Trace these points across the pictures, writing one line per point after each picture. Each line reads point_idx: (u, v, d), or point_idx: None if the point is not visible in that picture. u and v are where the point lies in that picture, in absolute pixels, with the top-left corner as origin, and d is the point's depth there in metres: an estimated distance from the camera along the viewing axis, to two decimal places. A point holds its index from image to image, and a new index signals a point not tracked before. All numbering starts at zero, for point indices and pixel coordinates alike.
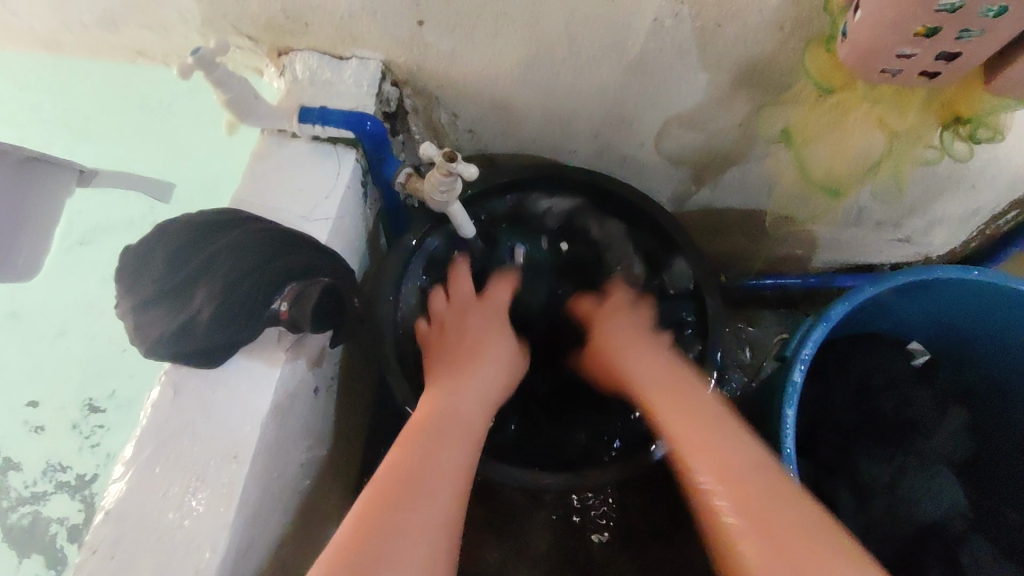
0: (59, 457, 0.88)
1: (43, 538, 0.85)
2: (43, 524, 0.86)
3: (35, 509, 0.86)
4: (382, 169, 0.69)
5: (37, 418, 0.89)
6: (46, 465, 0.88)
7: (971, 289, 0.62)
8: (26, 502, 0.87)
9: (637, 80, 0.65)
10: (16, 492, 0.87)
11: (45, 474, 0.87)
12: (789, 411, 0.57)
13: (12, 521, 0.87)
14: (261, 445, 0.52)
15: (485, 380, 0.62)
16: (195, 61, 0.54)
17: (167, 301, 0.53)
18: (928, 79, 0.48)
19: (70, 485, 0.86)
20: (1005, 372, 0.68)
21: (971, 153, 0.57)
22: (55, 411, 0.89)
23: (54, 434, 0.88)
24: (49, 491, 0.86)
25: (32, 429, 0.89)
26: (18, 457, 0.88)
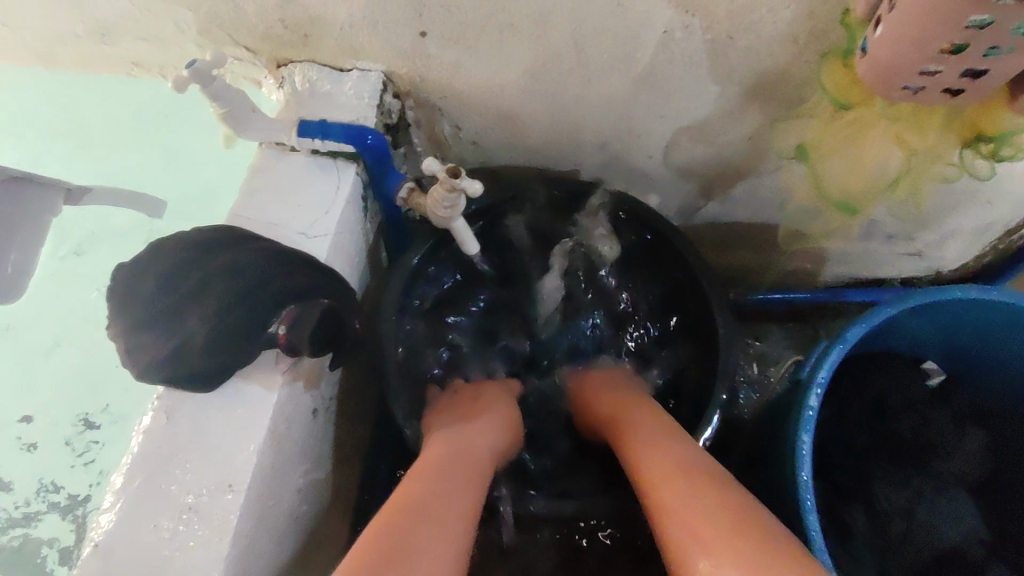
0: (51, 477, 0.85)
1: (33, 559, 0.83)
2: (34, 545, 0.83)
3: (26, 530, 0.83)
4: (384, 182, 0.67)
5: (29, 434, 0.85)
6: (39, 485, 0.85)
7: (991, 309, 0.60)
8: (16, 523, 0.84)
9: (645, 93, 0.63)
10: (6, 512, 0.84)
11: (37, 493, 0.84)
12: (806, 436, 0.55)
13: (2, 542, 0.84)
14: (257, 473, 0.50)
15: (498, 426, 0.61)
16: (191, 74, 0.53)
17: (156, 325, 0.49)
18: (951, 97, 0.46)
19: (62, 505, 0.83)
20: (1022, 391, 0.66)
21: (993, 170, 0.55)
22: (46, 427, 0.86)
23: (47, 451, 0.85)
24: (41, 511, 0.84)
25: (24, 447, 0.85)
26: (7, 476, 0.85)
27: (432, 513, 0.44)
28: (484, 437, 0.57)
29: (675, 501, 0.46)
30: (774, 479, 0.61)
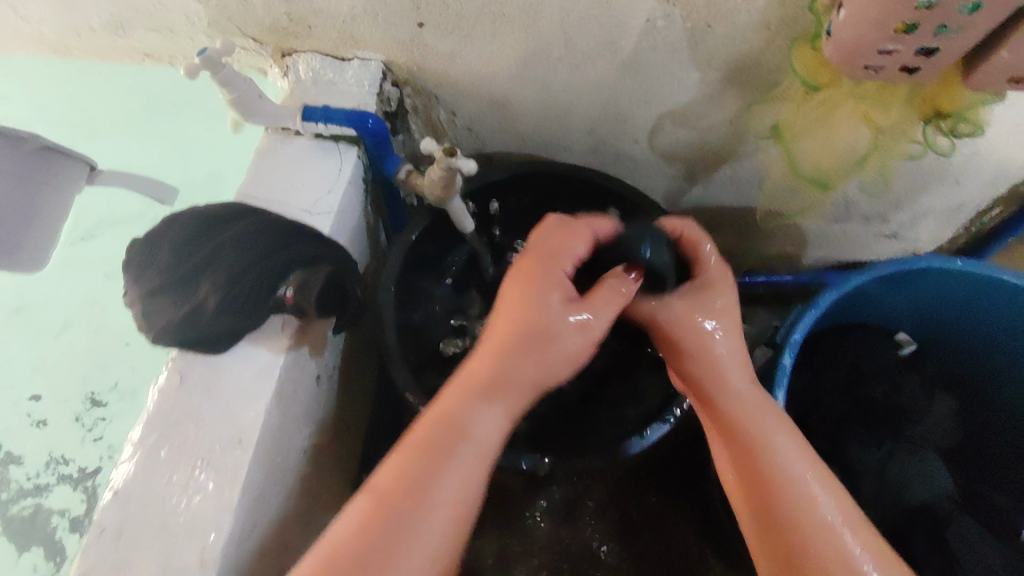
0: (61, 450, 0.89)
1: (45, 527, 0.86)
2: (45, 514, 0.87)
3: (38, 500, 0.87)
4: (383, 165, 0.70)
5: (40, 410, 0.90)
6: (50, 458, 0.89)
7: (956, 281, 0.64)
8: (27, 494, 0.88)
9: (630, 78, 0.67)
10: (17, 484, 0.88)
11: (47, 466, 0.89)
12: (779, 393, 0.58)
13: (14, 512, 0.88)
14: (265, 429, 0.53)
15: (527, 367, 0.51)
16: (202, 61, 0.57)
17: (175, 288, 0.54)
18: (910, 74, 0.50)
19: (72, 477, 0.88)
20: (992, 361, 0.70)
21: (953, 147, 0.59)
22: (56, 404, 0.91)
23: (57, 425, 0.90)
24: (51, 482, 0.88)
25: (34, 423, 0.90)
26: (19, 450, 0.89)
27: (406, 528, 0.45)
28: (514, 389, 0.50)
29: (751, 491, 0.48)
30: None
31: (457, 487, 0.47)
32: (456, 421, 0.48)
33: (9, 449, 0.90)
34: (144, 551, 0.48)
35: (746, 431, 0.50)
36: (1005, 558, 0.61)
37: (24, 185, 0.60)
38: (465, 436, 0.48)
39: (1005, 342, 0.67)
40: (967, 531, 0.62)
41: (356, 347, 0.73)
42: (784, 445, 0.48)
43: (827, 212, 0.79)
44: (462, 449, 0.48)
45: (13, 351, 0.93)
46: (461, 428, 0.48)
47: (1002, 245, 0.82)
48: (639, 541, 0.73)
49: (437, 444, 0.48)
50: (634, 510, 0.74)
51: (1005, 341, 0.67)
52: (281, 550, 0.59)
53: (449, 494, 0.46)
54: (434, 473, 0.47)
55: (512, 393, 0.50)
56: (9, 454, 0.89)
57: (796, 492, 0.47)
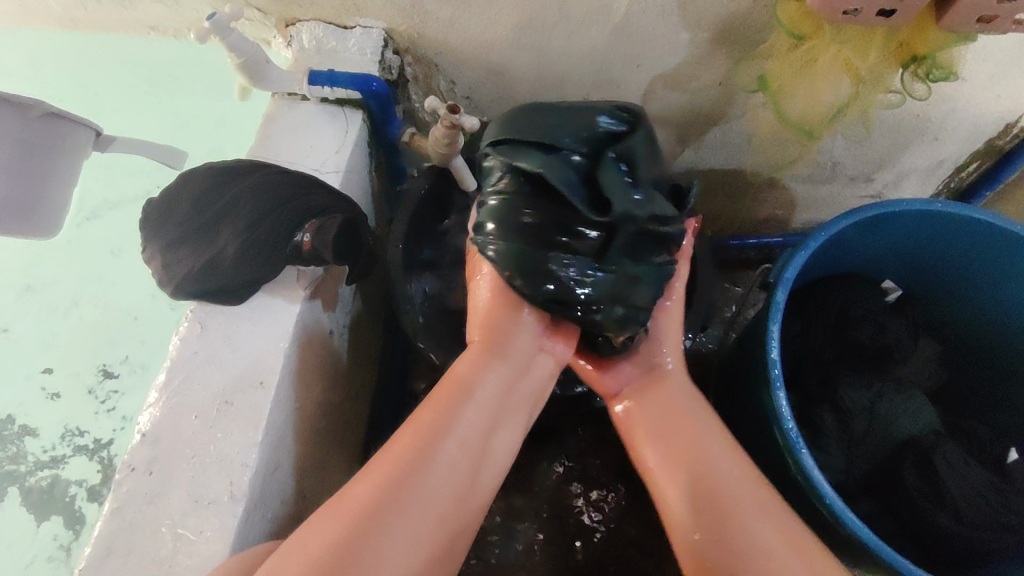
0: (76, 422, 0.99)
1: (63, 497, 0.96)
2: (63, 484, 0.96)
3: (55, 471, 0.97)
4: (387, 128, 0.73)
5: (53, 384, 1.00)
6: (65, 430, 0.99)
7: (936, 221, 0.66)
8: (45, 465, 0.97)
9: (623, 42, 0.69)
10: (34, 456, 0.98)
11: (63, 438, 0.98)
12: (774, 327, 0.60)
13: (32, 484, 0.97)
14: (285, 371, 0.55)
15: (492, 385, 0.53)
16: (211, 26, 0.59)
17: (195, 238, 0.57)
18: (886, 18, 0.53)
19: (88, 447, 0.97)
20: (960, 314, 0.75)
21: (928, 93, 0.63)
22: (68, 377, 1.00)
23: (71, 398, 1.00)
24: (67, 454, 0.97)
25: (49, 395, 1.00)
26: (34, 423, 0.99)
27: (375, 527, 0.44)
28: (483, 402, 0.52)
29: (682, 450, 0.53)
30: (751, 400, 0.65)
31: (454, 465, 0.48)
32: (424, 461, 0.47)
33: (26, 422, 0.99)
34: (175, 484, 0.50)
35: (684, 417, 0.55)
36: (991, 484, 0.62)
37: (32, 147, 0.61)
38: (453, 433, 0.49)
39: (987, 304, 0.71)
40: (952, 455, 0.63)
41: (363, 309, 0.75)
42: (703, 428, 0.54)
43: (814, 172, 0.83)
44: (432, 474, 0.47)
45: (29, 327, 1.02)
46: (428, 470, 0.47)
47: (980, 201, 0.86)
48: (643, 495, 0.77)
49: (414, 445, 0.48)
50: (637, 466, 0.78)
51: (979, 301, 0.72)
52: (300, 496, 0.61)
53: (445, 483, 0.47)
54: (395, 514, 0.45)
55: (481, 402, 0.52)
56: (25, 427, 0.99)
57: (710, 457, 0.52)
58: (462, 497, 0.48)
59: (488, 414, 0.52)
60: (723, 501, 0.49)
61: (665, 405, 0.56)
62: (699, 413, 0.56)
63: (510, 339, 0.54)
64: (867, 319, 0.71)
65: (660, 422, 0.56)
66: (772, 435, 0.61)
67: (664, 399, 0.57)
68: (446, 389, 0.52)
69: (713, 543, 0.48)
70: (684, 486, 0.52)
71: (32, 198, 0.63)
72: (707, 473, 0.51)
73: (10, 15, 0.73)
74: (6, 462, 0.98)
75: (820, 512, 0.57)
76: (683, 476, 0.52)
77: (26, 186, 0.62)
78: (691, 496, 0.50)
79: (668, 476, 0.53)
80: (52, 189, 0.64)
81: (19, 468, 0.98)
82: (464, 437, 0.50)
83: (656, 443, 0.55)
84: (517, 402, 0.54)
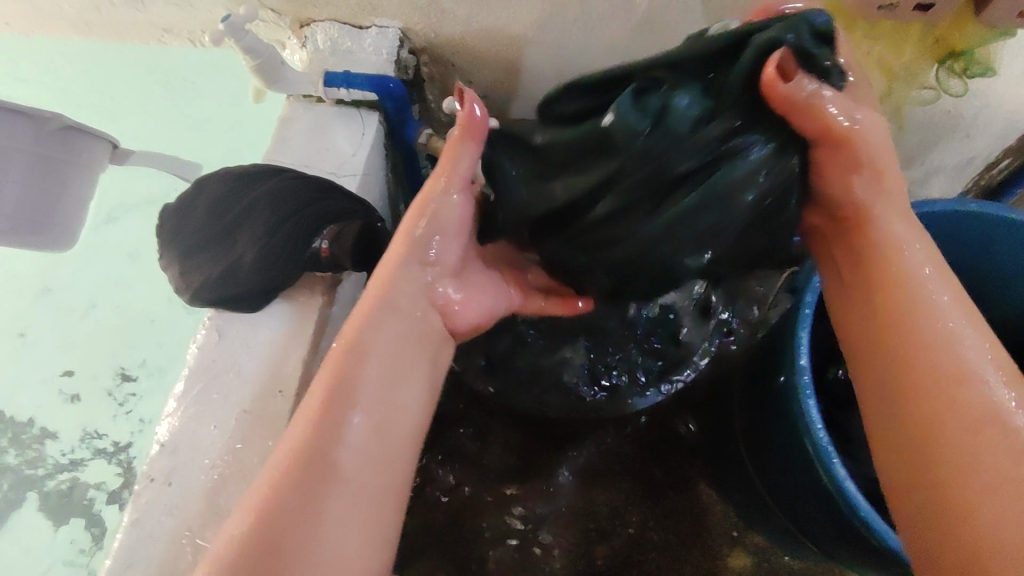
0: (94, 425, 0.98)
1: (82, 501, 0.96)
2: (82, 487, 0.96)
3: (73, 474, 0.97)
4: (404, 131, 0.72)
5: (71, 387, 1.00)
6: (84, 432, 0.98)
7: (969, 223, 0.64)
8: (64, 468, 0.97)
9: (643, 37, 0.67)
10: (54, 459, 0.98)
11: (81, 441, 0.98)
12: (804, 333, 0.59)
13: (52, 488, 0.97)
14: (304, 380, 0.54)
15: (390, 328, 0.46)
16: (226, 28, 0.59)
17: (212, 246, 0.56)
18: (924, 11, 0.52)
19: (106, 450, 0.97)
20: (990, 315, 0.73)
21: (965, 89, 0.60)
22: (87, 380, 1.00)
23: (90, 401, 0.99)
24: (86, 456, 0.97)
25: (68, 399, 1.00)
26: (53, 427, 0.99)
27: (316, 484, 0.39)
28: (383, 333, 0.46)
29: (907, 333, 0.44)
30: (772, 407, 0.64)
31: (377, 405, 0.43)
32: (330, 433, 0.41)
33: (44, 426, 0.99)
34: (192, 495, 0.49)
35: (907, 296, 0.45)
36: None
37: (47, 163, 0.60)
38: (371, 367, 0.44)
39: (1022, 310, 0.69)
40: None
41: None
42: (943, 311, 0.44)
43: None
44: (354, 420, 0.42)
45: (46, 330, 1.03)
46: (335, 447, 0.41)
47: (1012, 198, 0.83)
48: (664, 499, 0.78)
49: (336, 396, 0.42)
50: (658, 471, 0.78)
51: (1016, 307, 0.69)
52: None
53: (366, 430, 0.42)
54: (321, 471, 0.39)
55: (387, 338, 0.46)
56: (45, 429, 0.99)
57: (947, 352, 0.42)
58: (379, 472, 0.41)
59: (399, 342, 0.46)
60: (947, 398, 0.41)
61: (879, 280, 0.47)
62: (922, 293, 0.45)
63: (433, 251, 0.50)
64: None
65: (865, 304, 0.48)
66: (799, 444, 0.59)
67: (875, 267, 0.47)
68: (355, 323, 0.46)
69: (954, 466, 0.39)
70: (923, 376, 0.43)
71: (43, 209, 0.63)
72: (944, 366, 0.42)
73: (23, 18, 0.73)
74: (26, 466, 0.98)
75: (851, 526, 0.55)
76: (912, 365, 0.43)
77: (39, 197, 0.62)
78: (923, 390, 0.42)
79: (887, 360, 0.45)
80: (61, 202, 0.64)
81: (39, 471, 0.98)
82: (369, 392, 0.43)
83: (873, 326, 0.47)
84: (419, 351, 0.47)
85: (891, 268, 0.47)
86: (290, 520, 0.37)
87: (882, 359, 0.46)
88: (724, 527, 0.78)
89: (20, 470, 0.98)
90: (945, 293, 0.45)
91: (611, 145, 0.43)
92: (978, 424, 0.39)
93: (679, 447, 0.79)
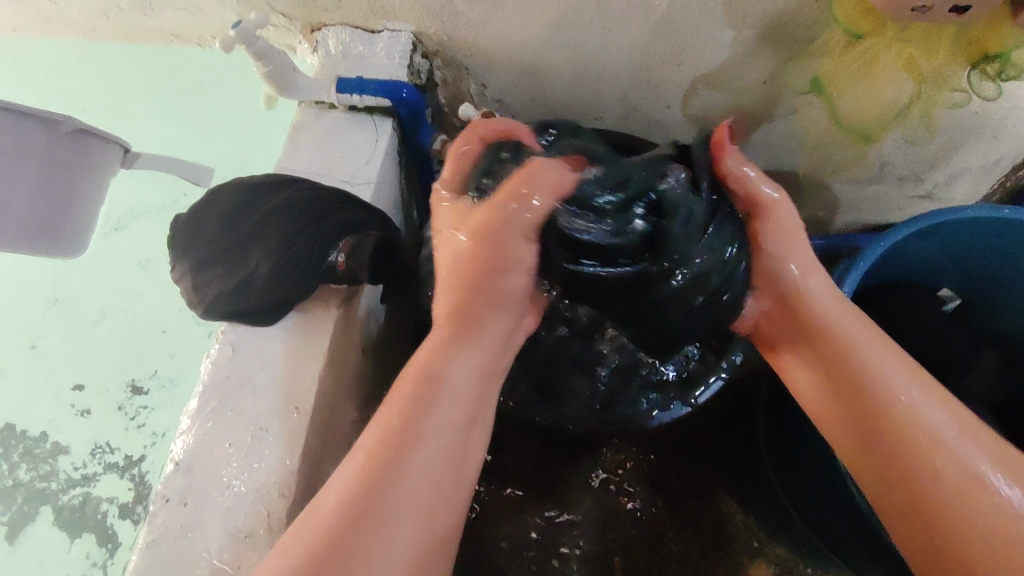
0: (106, 439, 0.98)
1: (94, 516, 0.96)
2: (94, 502, 0.96)
3: (87, 489, 0.97)
4: (417, 136, 0.70)
5: (82, 401, 1.00)
6: (96, 447, 0.98)
7: (999, 229, 0.62)
8: (76, 483, 0.97)
9: (661, 39, 0.66)
10: (66, 474, 0.98)
11: (94, 455, 0.98)
12: None
13: (64, 502, 0.97)
14: (320, 396, 0.53)
15: (461, 364, 0.48)
16: (237, 34, 0.57)
17: (226, 259, 0.55)
18: (959, 14, 0.50)
19: (118, 465, 0.97)
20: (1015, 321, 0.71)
21: (999, 92, 0.59)
22: (98, 394, 1.00)
23: (101, 415, 0.99)
24: (99, 471, 0.97)
25: (79, 412, 0.99)
26: (66, 440, 0.99)
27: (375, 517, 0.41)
28: (451, 373, 0.47)
29: (853, 380, 0.48)
30: (802, 423, 0.62)
31: (440, 441, 0.45)
32: (396, 467, 0.43)
33: (57, 440, 0.99)
34: (207, 517, 0.48)
35: (844, 339, 0.49)
36: None
37: (59, 168, 0.60)
38: (444, 396, 0.46)
39: None
40: None
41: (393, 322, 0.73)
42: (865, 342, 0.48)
43: (862, 173, 0.78)
44: (422, 451, 0.44)
45: (56, 342, 1.02)
46: (399, 479, 0.42)
47: None
48: (682, 507, 0.76)
49: (406, 428, 0.44)
50: (677, 480, 0.77)
51: None
52: None
53: (430, 467, 0.44)
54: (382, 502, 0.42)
55: (459, 378, 0.47)
56: (57, 444, 0.99)
57: (880, 388, 0.46)
58: (441, 505, 0.44)
59: (467, 377, 0.48)
60: (908, 447, 0.44)
61: (812, 343, 0.51)
62: (851, 330, 0.49)
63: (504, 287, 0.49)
64: (925, 330, 0.67)
65: (804, 354, 0.52)
66: (828, 460, 0.57)
67: (805, 318, 0.51)
68: (426, 350, 0.48)
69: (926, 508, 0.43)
70: (892, 420, 0.46)
71: (54, 217, 0.62)
72: (901, 412, 0.45)
73: (29, 24, 0.72)
74: (39, 481, 0.98)
75: (886, 546, 0.54)
76: (864, 410, 0.47)
77: (49, 205, 0.61)
78: (885, 436, 0.46)
79: (846, 407, 0.49)
80: (71, 210, 0.63)
81: (51, 487, 0.97)
82: (437, 430, 0.45)
83: (817, 372, 0.51)
84: (482, 387, 0.49)
85: (813, 313, 0.51)
86: (346, 547, 0.40)
87: (836, 405, 0.50)
88: (745, 538, 0.76)
89: (33, 485, 0.98)
90: (859, 324, 0.49)
91: (656, 241, 0.50)
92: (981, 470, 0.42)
93: (699, 454, 0.78)
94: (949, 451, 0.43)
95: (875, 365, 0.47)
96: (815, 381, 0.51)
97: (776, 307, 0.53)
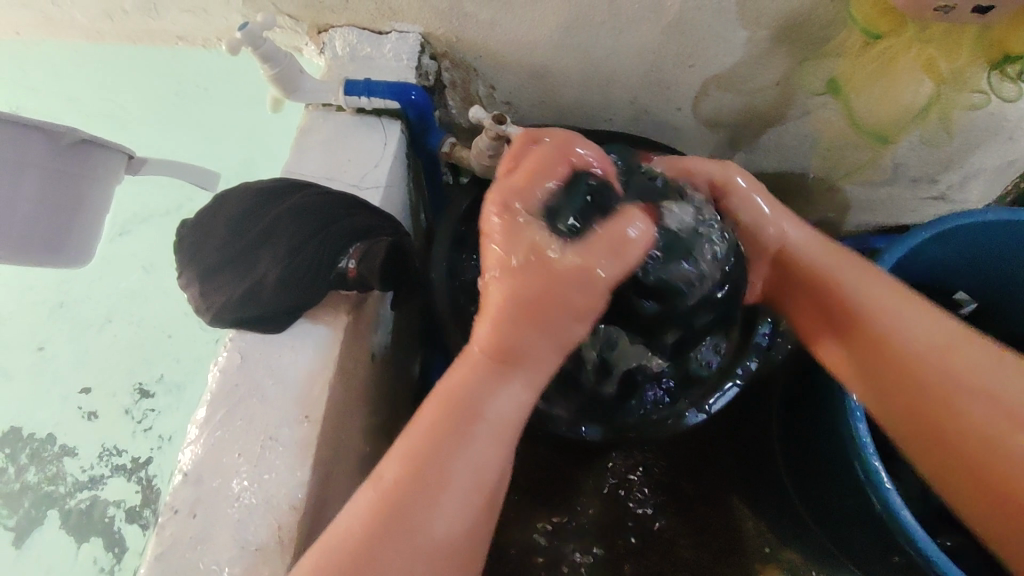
0: (113, 442, 0.97)
1: (102, 520, 0.95)
2: (102, 506, 0.95)
3: (94, 492, 0.96)
4: (426, 139, 0.69)
5: (90, 403, 0.99)
6: (103, 450, 0.97)
7: (1016, 230, 0.62)
8: (83, 486, 0.96)
9: (674, 41, 0.64)
10: (73, 477, 0.97)
11: (101, 458, 0.97)
12: None
13: (71, 506, 0.96)
14: (330, 404, 0.52)
15: (506, 396, 0.42)
16: (244, 36, 0.56)
17: (234, 265, 0.54)
18: (981, 14, 0.49)
19: (126, 467, 0.96)
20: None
21: (1019, 93, 0.57)
22: (104, 396, 0.99)
23: (107, 418, 0.98)
24: (106, 474, 0.96)
25: (85, 415, 0.99)
26: (72, 443, 0.98)
27: (397, 545, 0.40)
28: (495, 405, 0.42)
29: (871, 334, 0.50)
30: (817, 428, 0.61)
31: (474, 472, 0.41)
32: (420, 495, 0.40)
33: (64, 442, 0.98)
34: (217, 528, 0.48)
35: (847, 287, 0.51)
36: None
37: (63, 177, 0.58)
38: (482, 429, 0.42)
39: None
40: None
41: (402, 327, 0.72)
42: (871, 290, 0.51)
43: (875, 175, 0.77)
44: (450, 483, 0.41)
45: (62, 345, 1.01)
46: (422, 511, 0.40)
47: None
48: (693, 512, 0.75)
49: (435, 459, 0.41)
50: (687, 485, 0.76)
51: None
52: None
53: (457, 498, 0.41)
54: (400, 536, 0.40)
55: (503, 406, 0.42)
56: (63, 446, 0.98)
57: (895, 332, 0.49)
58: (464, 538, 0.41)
59: (513, 409, 0.43)
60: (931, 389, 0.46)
61: (821, 301, 0.53)
62: (860, 282, 0.51)
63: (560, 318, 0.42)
64: None
65: (817, 314, 0.54)
66: (845, 466, 0.56)
67: (812, 277, 0.53)
68: (473, 375, 0.43)
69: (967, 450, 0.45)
70: (915, 364, 0.47)
71: (57, 226, 0.61)
72: (923, 353, 0.47)
73: (32, 26, 0.71)
74: (45, 484, 0.97)
75: (907, 555, 0.52)
76: (887, 359, 0.49)
77: (51, 214, 0.60)
78: (910, 387, 0.48)
79: (871, 364, 0.50)
80: (73, 219, 0.61)
81: (58, 489, 0.97)
82: (469, 462, 0.41)
83: (831, 332, 0.53)
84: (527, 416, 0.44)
85: (819, 273, 0.53)
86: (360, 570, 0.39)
87: (857, 361, 0.51)
88: (758, 544, 0.74)
89: (41, 487, 0.97)
90: (868, 274, 0.52)
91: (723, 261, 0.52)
92: (993, 395, 0.44)
93: (709, 458, 0.77)
94: (970, 373, 0.46)
95: (881, 309, 0.50)
96: (833, 341, 0.53)
97: (791, 281, 0.55)
